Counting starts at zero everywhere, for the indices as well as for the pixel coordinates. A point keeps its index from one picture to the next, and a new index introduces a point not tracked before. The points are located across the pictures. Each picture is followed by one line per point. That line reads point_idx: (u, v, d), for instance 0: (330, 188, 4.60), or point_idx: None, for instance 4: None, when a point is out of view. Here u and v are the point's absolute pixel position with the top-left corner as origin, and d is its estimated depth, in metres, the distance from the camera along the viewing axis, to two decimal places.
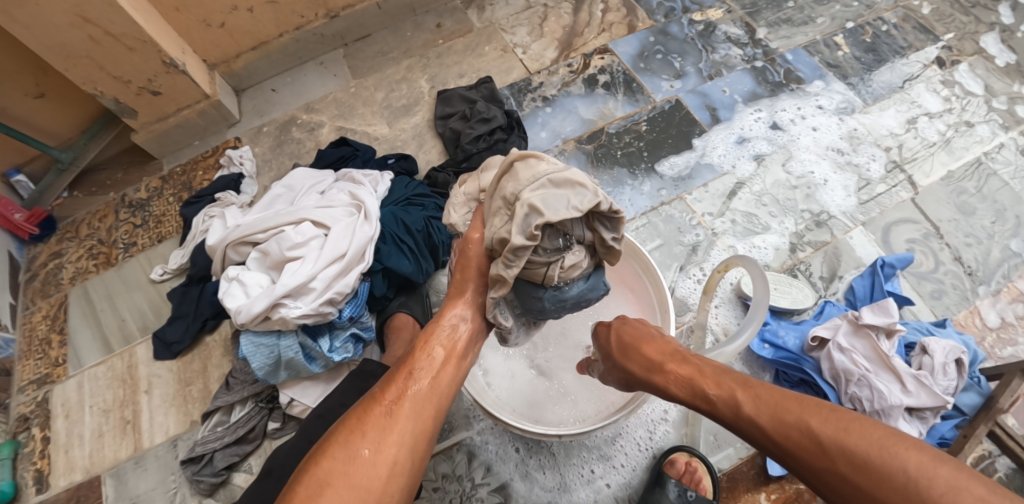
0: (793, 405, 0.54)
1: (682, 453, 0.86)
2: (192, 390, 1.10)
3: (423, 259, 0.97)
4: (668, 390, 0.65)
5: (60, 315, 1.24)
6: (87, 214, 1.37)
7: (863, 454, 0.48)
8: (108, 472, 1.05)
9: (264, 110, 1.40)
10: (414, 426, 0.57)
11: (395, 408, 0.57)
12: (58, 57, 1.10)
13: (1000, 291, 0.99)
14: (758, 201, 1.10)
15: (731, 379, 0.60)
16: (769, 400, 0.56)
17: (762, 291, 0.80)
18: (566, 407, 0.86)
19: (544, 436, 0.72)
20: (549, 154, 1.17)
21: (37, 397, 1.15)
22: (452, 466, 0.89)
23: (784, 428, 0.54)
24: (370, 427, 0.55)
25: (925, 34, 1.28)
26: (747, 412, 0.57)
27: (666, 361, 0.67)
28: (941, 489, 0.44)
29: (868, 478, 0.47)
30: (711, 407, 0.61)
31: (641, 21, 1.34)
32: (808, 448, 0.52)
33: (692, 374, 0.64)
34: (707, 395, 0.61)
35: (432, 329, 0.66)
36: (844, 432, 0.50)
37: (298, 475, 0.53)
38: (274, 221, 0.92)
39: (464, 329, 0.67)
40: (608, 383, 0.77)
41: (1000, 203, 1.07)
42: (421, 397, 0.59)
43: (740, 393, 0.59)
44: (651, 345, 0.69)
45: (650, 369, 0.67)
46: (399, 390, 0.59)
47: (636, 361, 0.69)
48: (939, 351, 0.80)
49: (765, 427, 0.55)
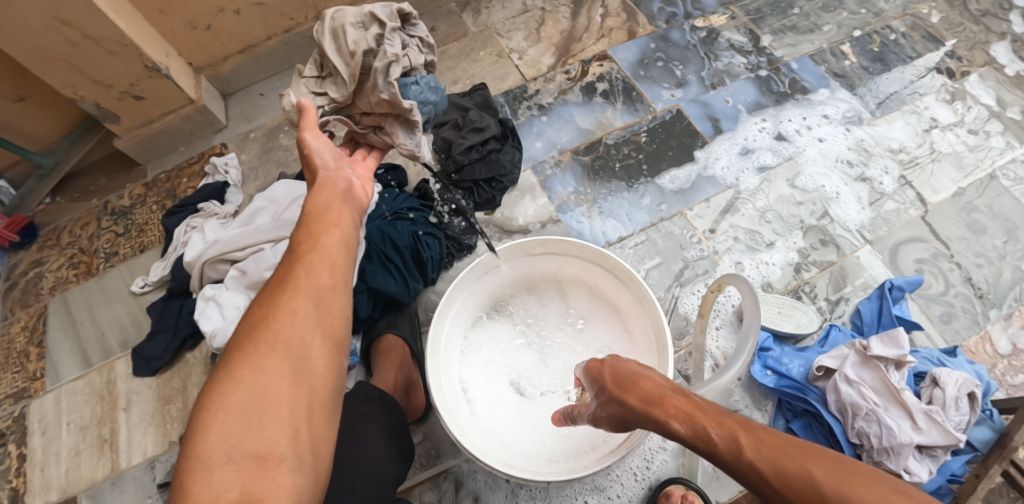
0: (795, 452, 0.43)
1: (678, 486, 0.81)
2: (172, 408, 1.07)
3: (411, 278, 0.93)
4: (668, 426, 0.50)
5: (39, 327, 1.20)
6: (69, 221, 1.33)
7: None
8: (84, 493, 1.02)
9: (252, 116, 1.36)
10: (317, 276, 0.51)
11: (285, 277, 0.50)
12: (36, 61, 1.05)
13: (1011, 315, 0.95)
14: (762, 217, 1.05)
15: (732, 418, 0.47)
16: (770, 445, 0.44)
17: (757, 314, 0.73)
18: (560, 442, 0.76)
19: (532, 480, 0.62)
20: (544, 165, 1.13)
21: (13, 413, 1.11)
22: (438, 495, 0.85)
23: (783, 477, 0.42)
24: (264, 302, 0.49)
25: (935, 43, 1.23)
26: (742, 459, 0.44)
27: (666, 393, 0.52)
28: None
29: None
30: (709, 452, 0.47)
31: (641, 27, 1.29)
32: None
33: (691, 407, 0.50)
34: (702, 436, 0.48)
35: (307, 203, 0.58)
36: (851, 486, 0.39)
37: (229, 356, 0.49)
38: (253, 239, 0.87)
39: (332, 197, 0.58)
40: (599, 424, 0.61)
41: (1012, 222, 1.03)
42: (321, 252, 0.53)
43: (738, 433, 0.46)
44: (654, 378, 0.55)
45: (648, 403, 0.52)
46: (287, 261, 0.52)
47: (631, 393, 0.54)
48: (951, 383, 0.75)
49: (763, 478, 0.43)
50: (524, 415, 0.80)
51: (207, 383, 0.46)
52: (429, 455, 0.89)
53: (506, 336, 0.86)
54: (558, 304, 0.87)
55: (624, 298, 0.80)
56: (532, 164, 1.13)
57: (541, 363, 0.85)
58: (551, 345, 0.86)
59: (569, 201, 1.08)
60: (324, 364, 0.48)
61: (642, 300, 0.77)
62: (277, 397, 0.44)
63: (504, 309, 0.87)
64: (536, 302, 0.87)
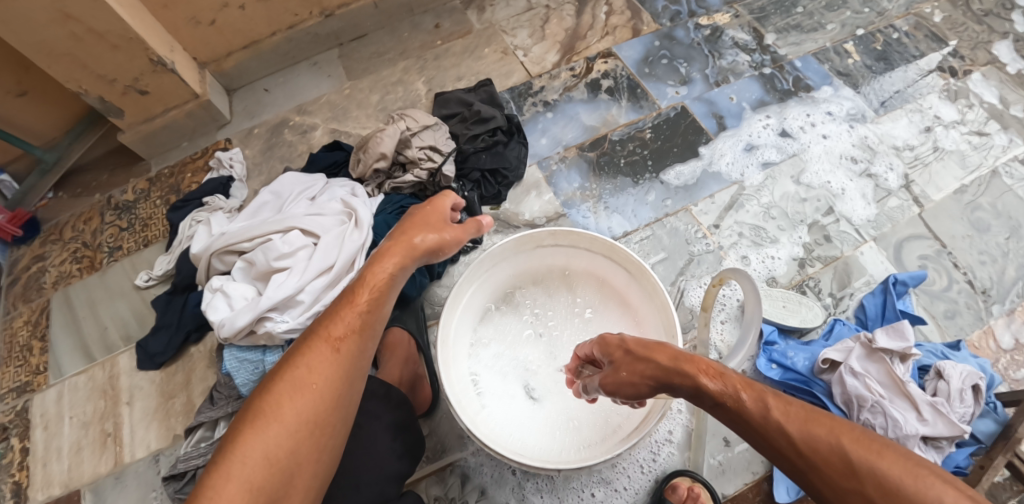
0: (824, 420, 0.48)
1: (684, 478, 0.81)
2: (175, 403, 1.06)
3: (417, 271, 0.94)
4: (696, 383, 0.54)
5: (42, 321, 1.20)
6: (71, 217, 1.32)
7: (896, 479, 0.43)
8: (88, 487, 1.01)
9: (254, 112, 1.35)
10: (349, 359, 0.59)
11: (337, 343, 0.59)
12: (40, 54, 1.05)
13: (1014, 311, 0.95)
14: (766, 213, 1.06)
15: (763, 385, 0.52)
16: (799, 413, 0.49)
17: (757, 312, 0.73)
18: (569, 436, 0.76)
19: (543, 469, 0.62)
20: (550, 161, 1.13)
21: (16, 407, 1.11)
22: (445, 489, 0.86)
23: (812, 440, 0.47)
24: (313, 360, 0.57)
25: (938, 43, 1.24)
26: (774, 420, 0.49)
27: (694, 354, 0.57)
28: None
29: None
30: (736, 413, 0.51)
31: (646, 25, 1.30)
32: (835, 467, 0.45)
33: (721, 368, 0.54)
34: (731, 398, 0.52)
35: (365, 275, 0.65)
36: (877, 454, 0.44)
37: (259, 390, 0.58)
38: (260, 230, 0.87)
39: (395, 279, 0.66)
40: (610, 390, 0.63)
41: (1015, 220, 1.04)
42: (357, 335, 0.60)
43: (771, 398, 0.50)
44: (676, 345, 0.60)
45: (678, 362, 0.56)
46: (342, 326, 0.60)
47: (661, 351, 0.59)
48: (956, 376, 0.76)
49: (789, 440, 0.48)
50: (533, 408, 0.80)
51: (246, 418, 0.54)
52: (434, 448, 0.89)
53: (514, 330, 0.86)
54: (566, 296, 0.88)
55: (632, 292, 0.81)
56: (538, 160, 1.13)
57: (549, 355, 0.85)
58: (558, 339, 0.86)
59: (574, 198, 1.09)
60: (341, 427, 0.58)
61: (649, 293, 0.77)
62: (304, 453, 0.54)
63: (512, 301, 0.87)
64: (543, 294, 0.88)
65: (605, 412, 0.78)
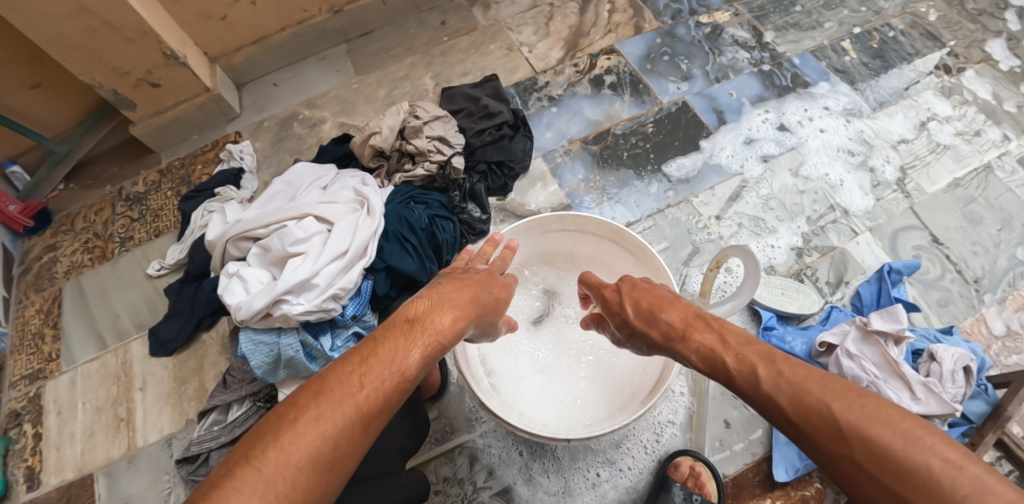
0: (816, 386, 0.48)
1: (686, 457, 0.84)
2: (188, 388, 1.08)
3: (427, 258, 0.96)
4: (686, 355, 0.60)
5: (54, 309, 1.21)
6: (82, 208, 1.34)
7: (886, 444, 0.42)
8: (101, 470, 1.03)
9: (264, 106, 1.38)
10: (370, 430, 0.46)
11: (370, 409, 0.46)
12: (56, 47, 1.07)
13: (1005, 299, 0.99)
14: (765, 205, 1.09)
15: (755, 353, 0.54)
16: (792, 378, 0.50)
17: (751, 289, 0.79)
18: (577, 413, 0.80)
19: (553, 440, 0.66)
20: (554, 154, 1.16)
21: (29, 393, 1.13)
22: (454, 469, 0.88)
23: (802, 407, 0.48)
24: (336, 423, 0.44)
25: (933, 41, 1.28)
26: (766, 388, 0.51)
27: (685, 322, 0.62)
28: (966, 490, 0.38)
29: (888, 472, 0.42)
30: (730, 379, 0.55)
31: (647, 22, 1.33)
32: (825, 432, 0.46)
33: (734, 345, 0.56)
34: (727, 368, 0.56)
35: (423, 325, 0.54)
36: (866, 418, 0.44)
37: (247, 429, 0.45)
38: (276, 217, 0.90)
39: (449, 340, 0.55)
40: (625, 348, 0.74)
41: (1007, 212, 1.07)
42: (389, 401, 0.48)
43: (761, 368, 0.52)
44: (675, 309, 0.64)
45: (670, 339, 0.62)
46: (381, 384, 0.47)
47: (655, 326, 0.64)
48: (947, 358, 0.79)
49: (783, 406, 0.49)
50: (543, 386, 0.84)
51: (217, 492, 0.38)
52: (443, 431, 0.91)
53: (523, 311, 0.91)
54: (572, 279, 0.93)
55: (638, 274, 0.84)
56: (543, 152, 1.16)
57: (554, 339, 0.89)
58: (564, 321, 0.90)
59: (578, 189, 1.12)
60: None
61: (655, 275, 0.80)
62: None
63: (519, 285, 0.92)
64: (552, 276, 0.93)
65: (610, 390, 0.82)
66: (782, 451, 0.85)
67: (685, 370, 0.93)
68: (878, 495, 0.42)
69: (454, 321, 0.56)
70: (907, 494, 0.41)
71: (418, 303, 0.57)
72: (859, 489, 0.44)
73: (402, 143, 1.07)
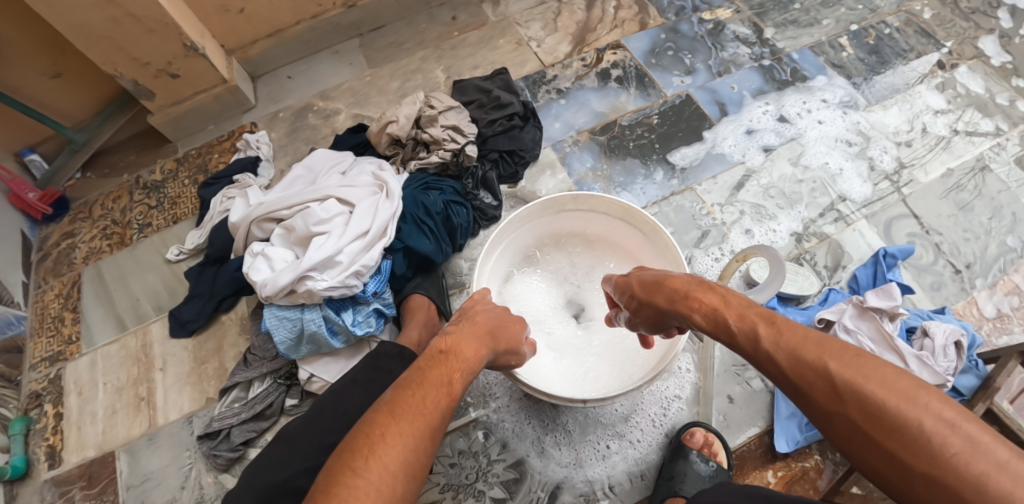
0: (815, 346, 0.53)
1: (700, 427, 0.89)
2: (208, 368, 1.11)
3: (443, 241, 1.00)
4: (690, 318, 0.66)
5: (73, 294, 1.24)
6: (100, 196, 1.37)
7: (881, 402, 0.46)
8: (121, 448, 1.06)
9: (278, 97, 1.41)
10: (433, 439, 0.57)
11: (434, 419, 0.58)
12: (80, 37, 1.10)
13: (996, 284, 1.03)
14: (766, 193, 1.13)
15: (756, 314, 0.60)
16: (791, 340, 0.55)
17: (776, 288, 0.86)
18: (592, 382, 0.88)
19: (569, 402, 0.73)
20: (563, 144, 1.20)
21: (49, 374, 1.15)
22: (469, 443, 0.92)
23: (800, 367, 0.53)
24: (410, 430, 0.55)
25: (927, 39, 1.33)
26: (765, 347, 0.57)
27: (690, 289, 0.68)
28: (955, 449, 0.42)
29: (881, 429, 0.46)
30: (731, 338, 0.61)
31: (652, 19, 1.37)
32: (823, 391, 0.50)
33: (743, 309, 0.62)
34: (729, 328, 0.61)
35: (460, 348, 0.66)
36: (862, 377, 0.48)
37: (337, 449, 0.54)
38: (299, 199, 0.94)
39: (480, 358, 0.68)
40: (637, 328, 0.80)
41: (997, 201, 1.11)
42: (442, 416, 0.59)
43: (762, 328, 0.58)
44: (679, 279, 0.70)
45: (673, 300, 0.69)
46: (439, 397, 0.60)
47: (662, 293, 0.71)
48: (939, 333, 0.84)
49: (782, 364, 0.55)
50: (559, 359, 0.92)
51: (336, 489, 0.49)
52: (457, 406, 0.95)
53: (539, 288, 0.99)
54: (586, 256, 1.01)
55: (647, 251, 0.92)
56: (552, 142, 1.20)
57: (568, 315, 0.97)
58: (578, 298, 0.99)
59: (587, 178, 1.16)
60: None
61: (663, 250, 0.87)
62: None
63: (534, 262, 1.00)
64: (566, 258, 1.01)
65: (621, 361, 0.89)
66: (783, 424, 0.90)
67: (691, 348, 0.98)
68: (873, 452, 0.47)
69: (481, 348, 0.68)
70: (898, 450, 0.45)
71: (447, 338, 0.68)
72: (854, 445, 0.49)
73: (418, 132, 1.11)
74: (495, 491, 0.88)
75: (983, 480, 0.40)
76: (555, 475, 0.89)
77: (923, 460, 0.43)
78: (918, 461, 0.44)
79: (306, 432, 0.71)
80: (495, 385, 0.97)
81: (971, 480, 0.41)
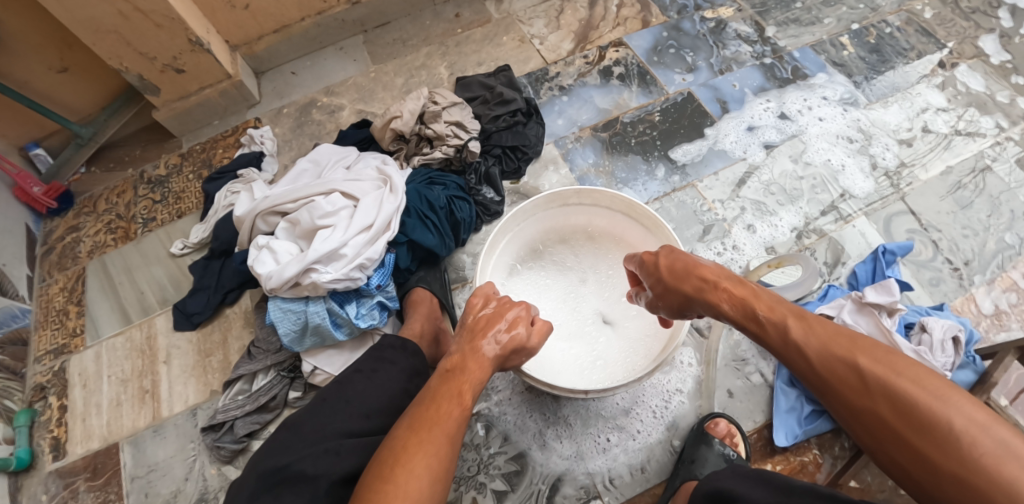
0: (847, 343, 0.56)
1: (724, 417, 0.90)
2: (212, 361, 1.12)
3: (446, 235, 1.01)
4: (719, 307, 0.69)
5: (78, 287, 1.25)
6: (105, 190, 1.38)
7: (911, 399, 0.49)
8: (126, 440, 1.07)
9: (283, 93, 1.42)
10: (454, 445, 0.60)
11: (451, 430, 0.60)
12: (87, 31, 1.11)
13: (994, 280, 1.04)
14: (767, 189, 1.14)
15: (787, 309, 0.63)
16: (822, 334, 0.58)
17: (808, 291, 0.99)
18: (596, 374, 0.89)
19: (571, 393, 0.73)
20: (566, 140, 1.21)
21: (54, 367, 1.16)
22: (470, 436, 0.93)
23: (831, 361, 0.56)
24: (428, 441, 0.58)
25: (928, 38, 1.33)
26: (796, 339, 0.60)
27: (720, 280, 0.70)
28: (984, 449, 0.44)
29: (910, 425, 0.49)
30: (760, 329, 0.64)
31: (654, 17, 1.38)
32: (852, 385, 0.54)
33: (774, 303, 0.65)
34: (759, 319, 0.65)
35: (468, 359, 0.69)
36: (895, 375, 0.51)
37: (370, 464, 0.59)
38: (304, 192, 0.95)
39: (490, 363, 0.69)
40: (657, 311, 0.81)
41: (996, 198, 1.12)
42: (460, 424, 0.62)
43: (793, 321, 0.61)
44: (710, 270, 0.72)
45: (703, 290, 0.71)
46: (452, 407, 0.62)
47: (692, 281, 0.73)
48: (938, 328, 0.85)
49: (811, 357, 0.58)
50: (563, 352, 0.93)
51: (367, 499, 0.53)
52: None
53: (542, 279, 0.99)
54: (590, 251, 1.01)
55: (649, 246, 0.94)
56: (555, 139, 1.21)
57: (572, 308, 0.97)
58: (581, 290, 0.99)
59: (589, 174, 1.17)
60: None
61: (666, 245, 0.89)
62: None
63: (538, 256, 1.01)
64: (570, 251, 1.01)
65: (628, 351, 0.90)
66: (782, 418, 0.91)
67: (693, 342, 0.99)
68: (901, 448, 0.50)
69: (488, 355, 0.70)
70: (923, 446, 0.48)
71: (453, 356, 0.70)
72: (879, 439, 0.52)
73: (422, 127, 1.12)
74: (497, 483, 0.89)
75: (1011, 482, 0.42)
76: (556, 468, 0.90)
77: (949, 457, 0.46)
78: (944, 458, 0.46)
79: (310, 420, 0.71)
80: (497, 378, 0.97)
81: (999, 482, 0.43)
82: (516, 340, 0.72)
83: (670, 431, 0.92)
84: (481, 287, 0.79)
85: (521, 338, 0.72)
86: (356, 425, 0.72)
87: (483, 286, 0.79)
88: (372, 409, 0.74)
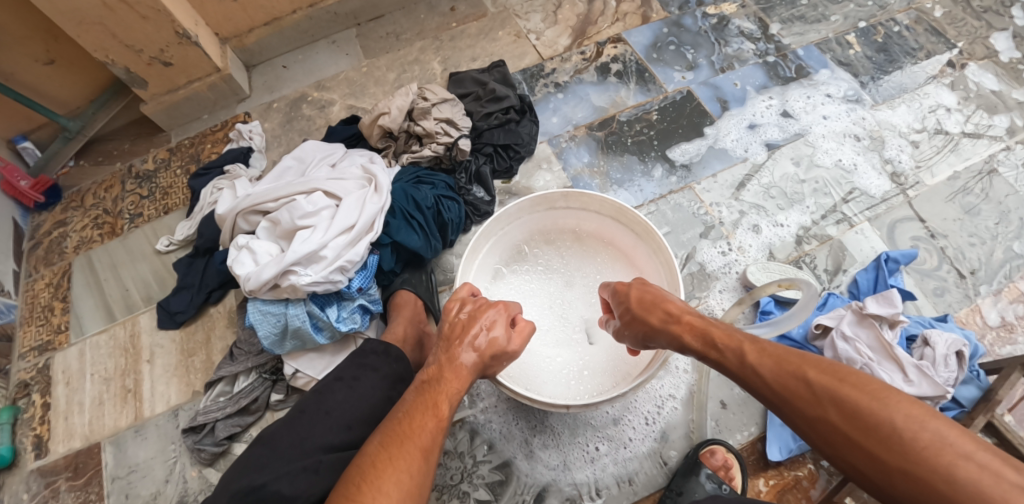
0: (795, 359, 0.57)
1: (721, 445, 0.86)
2: (195, 361, 1.10)
3: (433, 236, 0.98)
4: (682, 339, 0.67)
5: (63, 283, 1.22)
6: (92, 184, 1.35)
7: (856, 403, 0.50)
8: (108, 440, 1.04)
9: (274, 87, 1.39)
10: (430, 461, 0.57)
11: (428, 446, 0.57)
12: (72, 23, 1.09)
13: (1001, 291, 1.00)
14: (766, 193, 1.11)
15: (742, 335, 0.63)
16: (774, 354, 0.58)
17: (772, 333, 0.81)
18: (583, 383, 0.87)
19: (552, 406, 0.70)
20: (560, 139, 1.18)
21: (37, 364, 1.14)
22: (455, 443, 0.90)
23: (783, 376, 0.56)
24: (402, 457, 0.55)
25: (937, 37, 1.29)
26: (751, 362, 0.59)
27: (683, 313, 0.69)
28: (925, 442, 0.46)
29: (859, 428, 0.49)
30: (720, 355, 0.63)
31: (655, 12, 1.34)
32: (803, 398, 0.54)
33: (731, 330, 0.64)
34: (719, 347, 0.63)
35: (447, 368, 0.66)
36: (839, 383, 0.52)
37: (339, 482, 0.56)
38: (285, 191, 0.93)
39: (467, 371, 0.66)
40: (624, 339, 0.78)
41: (1005, 206, 1.08)
42: (435, 437, 0.59)
43: (748, 346, 0.61)
44: (676, 302, 0.71)
45: (666, 320, 0.69)
46: (427, 418, 0.59)
47: (654, 314, 0.71)
48: (941, 343, 0.82)
49: (766, 377, 0.58)
50: (550, 359, 0.90)
51: None
52: None
53: (530, 282, 0.97)
54: (575, 253, 0.98)
55: (641, 250, 0.90)
56: (549, 137, 1.18)
57: (560, 315, 0.94)
58: (567, 294, 0.97)
59: (583, 174, 1.14)
60: None
61: (658, 250, 0.85)
62: None
63: (523, 258, 0.98)
64: (555, 253, 0.98)
65: (615, 361, 0.89)
66: (776, 431, 0.88)
67: None
68: (856, 453, 0.50)
69: (467, 362, 0.66)
70: (874, 448, 0.48)
71: (431, 367, 0.68)
72: (835, 447, 0.52)
73: (410, 125, 1.09)
74: (480, 492, 0.87)
75: (952, 470, 0.44)
76: (541, 478, 0.87)
77: (898, 454, 0.47)
78: (893, 457, 0.47)
79: (286, 434, 0.68)
80: (481, 384, 0.95)
81: (941, 471, 0.44)
82: (494, 345, 0.68)
83: (661, 441, 0.89)
84: (458, 292, 0.76)
85: (500, 341, 0.69)
86: (336, 438, 0.69)
87: (460, 290, 0.76)
88: (353, 420, 0.72)
